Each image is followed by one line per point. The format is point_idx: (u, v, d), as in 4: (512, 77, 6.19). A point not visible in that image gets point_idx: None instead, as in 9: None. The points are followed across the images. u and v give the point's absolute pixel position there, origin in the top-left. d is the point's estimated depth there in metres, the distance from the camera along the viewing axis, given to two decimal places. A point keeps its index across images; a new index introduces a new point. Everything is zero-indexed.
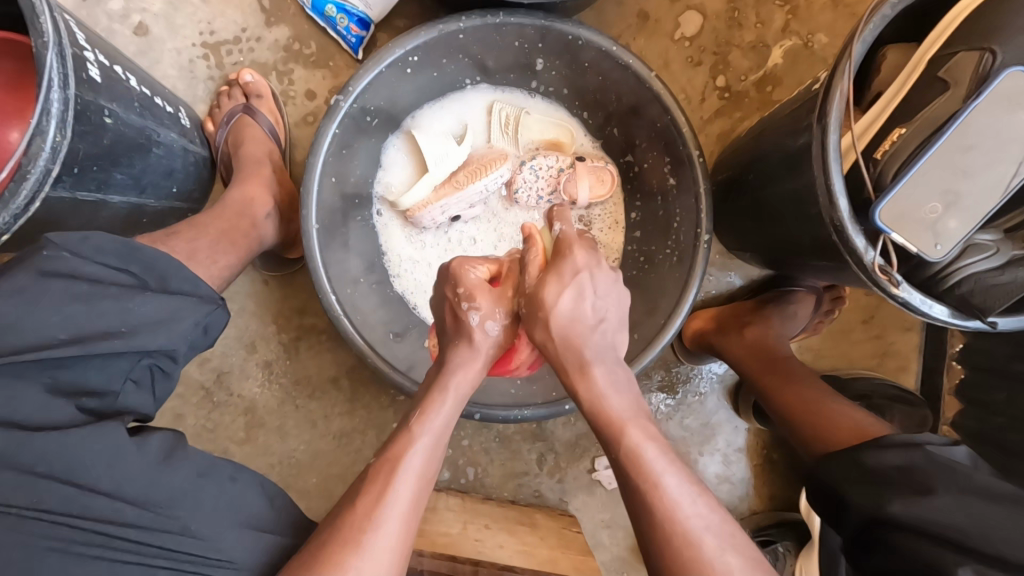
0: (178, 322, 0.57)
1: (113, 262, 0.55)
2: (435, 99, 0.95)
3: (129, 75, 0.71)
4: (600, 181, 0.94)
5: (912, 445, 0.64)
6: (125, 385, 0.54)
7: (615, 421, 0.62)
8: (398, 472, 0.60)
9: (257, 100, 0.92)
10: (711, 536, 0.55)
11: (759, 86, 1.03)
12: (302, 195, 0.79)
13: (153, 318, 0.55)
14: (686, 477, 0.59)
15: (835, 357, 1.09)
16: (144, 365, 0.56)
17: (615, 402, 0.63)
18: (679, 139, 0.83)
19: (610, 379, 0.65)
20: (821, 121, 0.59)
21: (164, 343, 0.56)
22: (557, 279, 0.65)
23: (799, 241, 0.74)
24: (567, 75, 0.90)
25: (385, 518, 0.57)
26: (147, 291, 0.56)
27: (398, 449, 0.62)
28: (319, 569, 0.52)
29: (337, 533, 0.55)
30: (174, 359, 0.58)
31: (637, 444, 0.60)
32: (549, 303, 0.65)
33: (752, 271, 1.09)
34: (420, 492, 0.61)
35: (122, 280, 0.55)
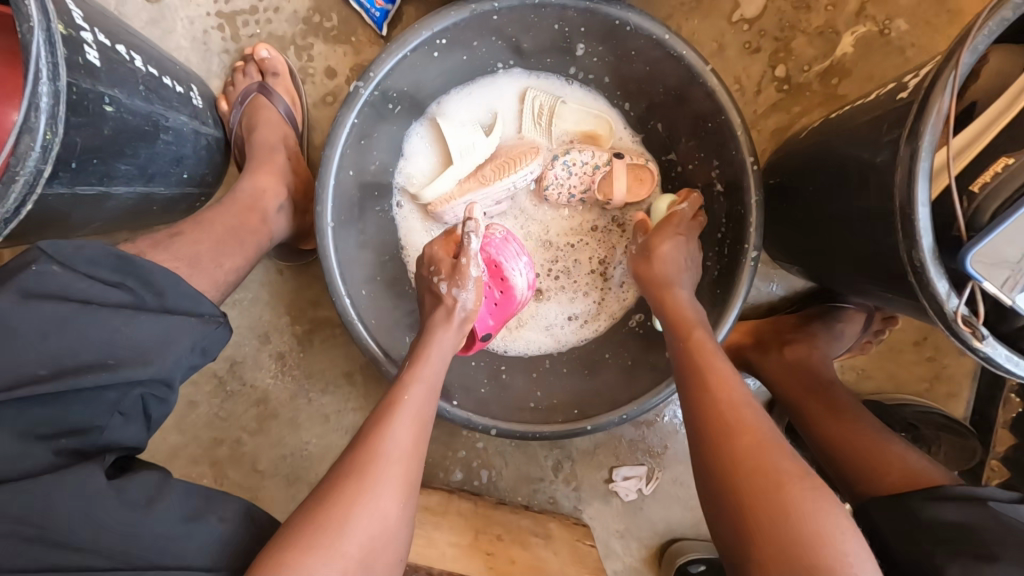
0: (174, 346, 0.52)
1: (108, 277, 0.51)
2: (464, 84, 0.87)
3: (133, 54, 0.65)
4: (638, 181, 0.87)
5: (974, 501, 0.59)
6: (112, 419, 0.49)
7: (684, 324, 0.68)
8: (400, 412, 0.62)
9: (273, 79, 0.86)
10: (761, 427, 0.56)
11: (824, 78, 0.92)
12: (318, 190, 0.73)
13: (146, 344, 0.51)
14: (736, 373, 0.62)
15: (881, 379, 1.01)
16: (135, 397, 0.51)
17: (688, 310, 0.70)
18: (732, 142, 0.74)
19: (688, 299, 0.72)
20: (910, 142, 0.51)
21: (154, 373, 0.51)
22: (665, 232, 0.77)
23: (861, 267, 0.66)
24: (610, 62, 0.82)
25: (390, 454, 0.58)
26: (140, 312, 0.52)
27: (395, 396, 0.64)
28: (337, 500, 0.54)
29: (348, 469, 0.57)
30: (170, 386, 0.53)
31: (699, 347, 0.65)
32: (654, 247, 0.77)
33: (796, 282, 1.01)
34: (421, 429, 0.63)
35: (113, 297, 0.51)
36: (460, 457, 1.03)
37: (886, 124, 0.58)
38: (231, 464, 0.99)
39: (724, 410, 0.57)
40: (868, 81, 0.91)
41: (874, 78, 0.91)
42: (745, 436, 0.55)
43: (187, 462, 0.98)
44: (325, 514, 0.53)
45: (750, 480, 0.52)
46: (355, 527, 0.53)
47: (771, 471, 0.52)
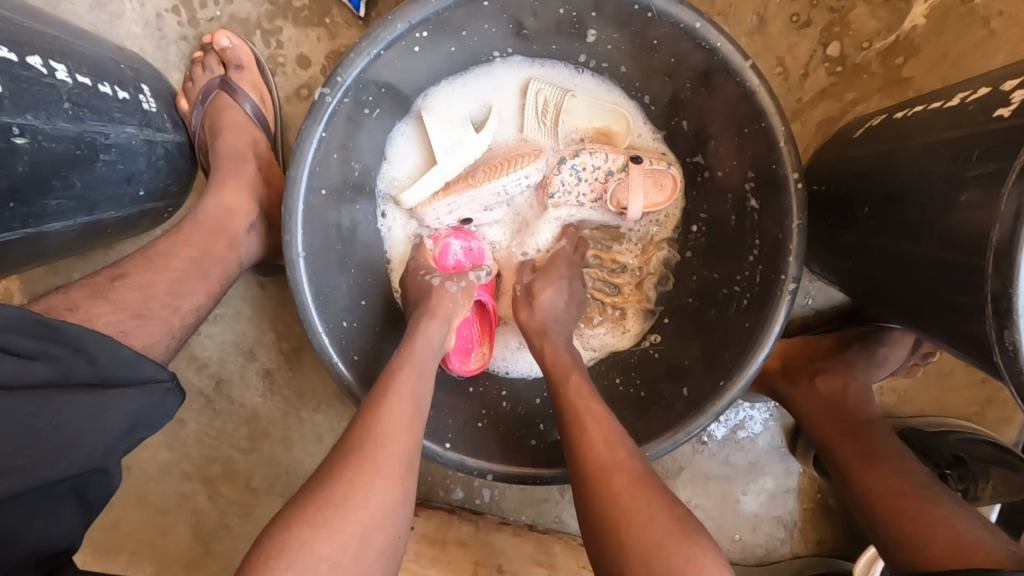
0: (106, 430, 0.46)
1: (27, 349, 0.44)
2: (456, 74, 0.75)
3: (55, 63, 0.54)
4: (657, 187, 0.75)
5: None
6: (37, 522, 0.44)
7: (561, 371, 0.63)
8: (398, 389, 0.57)
9: (237, 73, 0.75)
10: (626, 450, 0.53)
11: (885, 58, 0.77)
12: (284, 217, 0.63)
13: (71, 430, 0.45)
14: (609, 414, 0.57)
15: (924, 401, 0.91)
16: (63, 491, 0.46)
17: (564, 356, 0.65)
18: (772, 153, 0.62)
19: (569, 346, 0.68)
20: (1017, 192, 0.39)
21: (84, 465, 0.46)
22: (546, 274, 0.75)
23: (925, 315, 0.55)
24: (626, 49, 0.68)
25: (390, 434, 0.53)
26: (61, 391, 0.45)
27: (389, 374, 0.59)
28: (332, 485, 0.49)
29: (342, 452, 0.52)
30: (107, 470, 0.48)
31: (579, 386, 0.60)
32: (535, 291, 0.73)
33: (833, 295, 0.90)
34: (416, 416, 0.57)
35: (37, 372, 0.44)
36: (460, 475, 0.97)
37: (978, 152, 0.46)
38: (224, 482, 0.94)
39: (598, 455, 0.53)
40: (940, 61, 0.75)
41: (948, 58, 0.75)
42: (623, 486, 0.50)
43: (179, 479, 0.94)
44: (322, 493, 0.48)
45: (633, 538, 0.46)
46: (355, 505, 0.48)
47: (636, 508, 0.48)
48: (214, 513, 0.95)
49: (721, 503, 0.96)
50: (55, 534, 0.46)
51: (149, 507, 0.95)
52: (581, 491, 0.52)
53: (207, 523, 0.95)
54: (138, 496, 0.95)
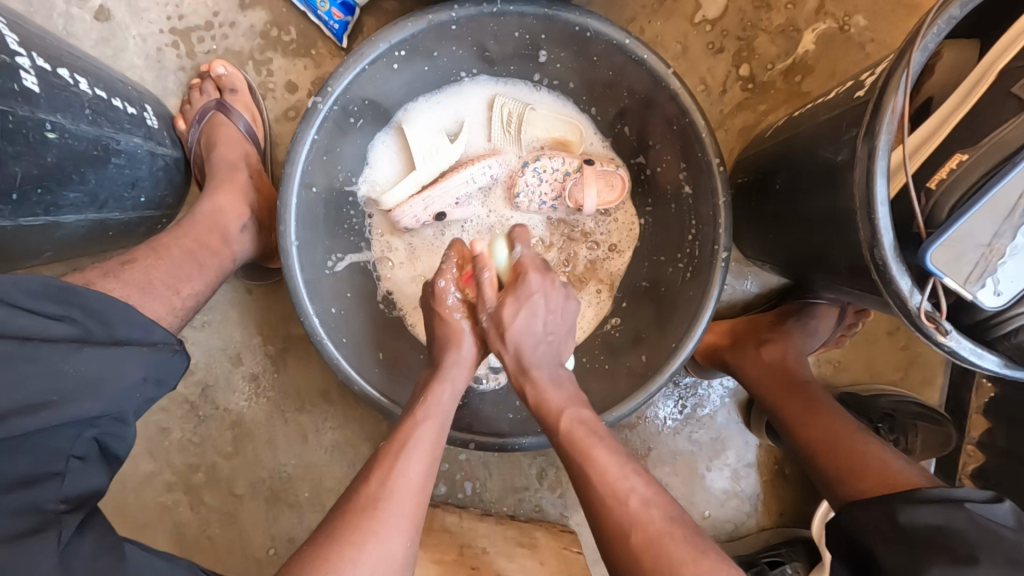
0: (122, 380, 0.50)
1: (51, 311, 0.49)
2: (430, 92, 0.86)
3: (78, 77, 0.63)
4: (609, 186, 0.86)
5: (951, 505, 0.59)
6: (69, 464, 0.48)
7: (553, 414, 0.66)
8: (413, 449, 0.63)
9: (231, 95, 0.84)
10: (633, 481, 0.59)
11: (787, 76, 0.93)
12: (279, 210, 0.70)
13: (91, 379, 0.48)
14: (617, 458, 0.61)
15: (856, 370, 1.02)
16: (88, 439, 0.49)
17: (555, 396, 0.68)
18: (698, 144, 0.74)
19: (553, 378, 0.70)
20: (867, 141, 0.51)
21: (105, 408, 0.49)
22: (519, 295, 0.72)
23: (830, 265, 0.66)
24: (574, 67, 0.81)
25: (399, 494, 0.59)
26: (85, 344, 0.49)
27: (410, 430, 0.64)
28: (342, 538, 0.55)
29: (355, 504, 0.58)
30: (124, 422, 0.52)
31: (584, 429, 0.64)
32: (507, 320, 0.72)
33: (768, 279, 1.02)
34: (428, 469, 0.63)
35: (59, 331, 0.48)
36: (442, 470, 1.01)
37: (845, 123, 0.59)
38: (208, 489, 0.95)
39: (612, 488, 0.58)
40: (829, 77, 0.92)
41: (836, 74, 0.92)
42: (638, 532, 0.55)
43: (161, 490, 0.95)
44: (334, 551, 0.54)
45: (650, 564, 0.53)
46: (364, 560, 0.54)
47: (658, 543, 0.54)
48: (196, 523, 0.95)
49: (688, 480, 1.03)
50: (81, 481, 0.49)
51: (128, 522, 0.94)
52: (598, 527, 0.58)
53: (189, 534, 0.95)
54: (117, 510, 0.94)
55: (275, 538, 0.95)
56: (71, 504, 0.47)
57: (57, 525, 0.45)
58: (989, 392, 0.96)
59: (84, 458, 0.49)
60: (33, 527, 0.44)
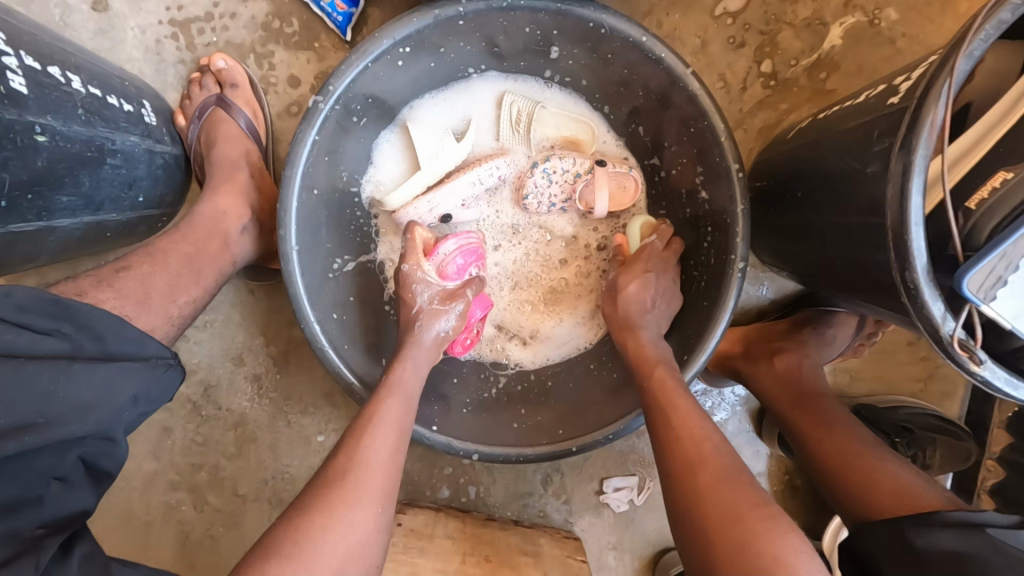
0: (114, 398, 0.48)
1: (41, 325, 0.47)
2: (437, 88, 0.83)
3: (71, 74, 0.60)
4: (621, 189, 0.84)
5: (970, 529, 0.56)
6: (50, 487, 0.46)
7: (647, 363, 0.68)
8: (382, 421, 0.62)
9: (232, 90, 0.81)
10: (707, 426, 0.59)
11: (811, 72, 0.88)
12: (280, 214, 0.68)
13: (83, 398, 0.47)
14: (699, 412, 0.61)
15: (873, 381, 0.99)
16: (73, 459, 0.47)
17: (652, 350, 0.70)
18: (716, 149, 0.70)
19: (656, 339, 0.72)
20: (901, 156, 0.47)
21: (92, 429, 0.47)
22: (632, 270, 0.77)
23: (852, 281, 0.63)
24: (587, 64, 0.78)
25: (370, 463, 0.58)
26: (76, 361, 0.48)
27: (376, 403, 0.64)
28: (314, 509, 0.54)
29: (326, 477, 0.57)
30: (111, 440, 0.50)
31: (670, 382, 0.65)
32: (625, 286, 0.76)
33: (785, 285, 0.98)
34: (397, 440, 0.62)
35: (48, 347, 0.47)
36: (446, 474, 1.00)
37: (876, 132, 0.55)
38: (210, 490, 0.95)
39: (687, 434, 0.58)
40: (857, 74, 0.87)
41: (864, 71, 0.87)
42: (701, 469, 0.55)
43: (164, 489, 0.95)
44: (306, 522, 0.53)
45: (710, 500, 0.53)
46: (335, 533, 0.53)
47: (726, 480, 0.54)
48: (199, 523, 0.95)
49: None
50: (63, 502, 0.47)
51: (132, 521, 0.94)
52: (665, 471, 0.58)
53: (192, 534, 0.95)
54: (121, 509, 0.94)
55: None
56: (49, 528, 0.46)
57: (36, 550, 0.43)
58: (1013, 405, 0.92)
59: (66, 479, 0.47)
60: (12, 554, 0.42)
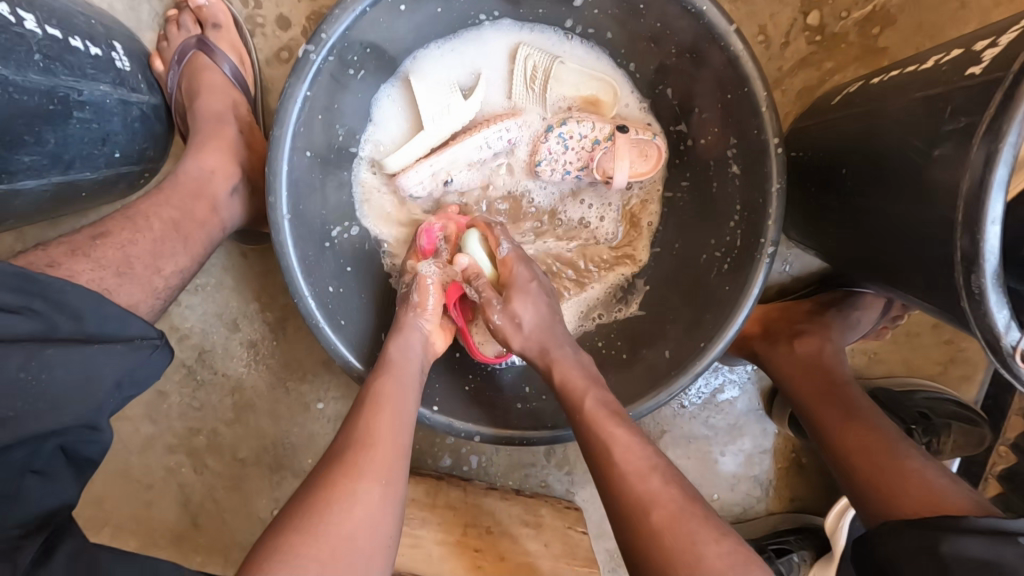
0: (92, 388, 0.43)
1: (9, 302, 0.42)
2: (445, 37, 0.74)
3: (25, 11, 0.52)
4: (642, 157, 0.76)
5: (1000, 537, 0.55)
6: (25, 481, 0.42)
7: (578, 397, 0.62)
8: (384, 398, 0.60)
9: (214, 32, 0.72)
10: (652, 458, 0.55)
11: (863, 27, 0.79)
12: (269, 179, 0.62)
13: (61, 388, 0.42)
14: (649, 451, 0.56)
15: (892, 363, 0.96)
16: (51, 449, 0.43)
17: (577, 375, 0.64)
18: (755, 119, 0.63)
19: (581, 366, 0.66)
20: (985, 143, 0.41)
21: (69, 421, 0.43)
22: (517, 285, 0.71)
23: (900, 274, 0.57)
24: (613, 13, 0.69)
25: (373, 437, 0.57)
26: (49, 344, 0.42)
27: (372, 385, 0.62)
28: (317, 489, 0.52)
29: (329, 459, 0.55)
30: (96, 429, 0.45)
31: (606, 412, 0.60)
32: (512, 308, 0.69)
33: (809, 262, 0.93)
34: (400, 419, 0.60)
35: (19, 327, 0.42)
36: (448, 443, 0.99)
37: (949, 109, 0.48)
38: (210, 454, 0.94)
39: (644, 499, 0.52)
40: (915, 31, 0.77)
41: (923, 28, 0.77)
42: (657, 512, 0.51)
43: (163, 452, 0.93)
44: (313, 496, 0.52)
45: (672, 551, 0.49)
46: (341, 513, 0.51)
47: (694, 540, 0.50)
48: (200, 486, 0.94)
49: (700, 463, 0.99)
50: (43, 497, 0.43)
51: (132, 483, 0.94)
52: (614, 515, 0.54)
53: (193, 496, 0.94)
54: (120, 470, 0.93)
55: (279, 503, 0.95)
56: (28, 528, 0.41)
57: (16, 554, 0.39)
58: None
59: (45, 472, 0.43)
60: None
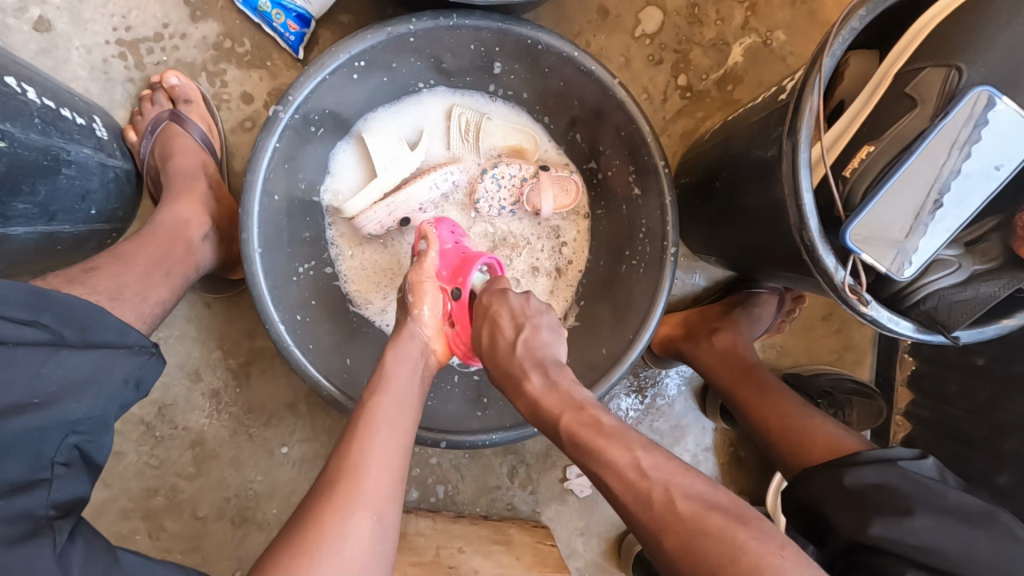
0: (103, 383, 0.49)
1: (20, 316, 0.47)
2: (390, 102, 0.89)
3: (26, 86, 0.62)
4: (564, 191, 0.91)
5: (886, 464, 0.64)
6: (54, 471, 0.46)
7: (552, 419, 0.62)
8: (376, 423, 0.62)
9: (185, 106, 0.83)
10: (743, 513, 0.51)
11: (720, 85, 1.01)
12: (242, 218, 0.70)
13: (70, 383, 0.47)
14: (624, 449, 0.56)
15: (797, 353, 1.12)
16: (69, 446, 0.48)
17: (552, 401, 0.63)
18: (644, 149, 0.80)
19: (547, 386, 0.64)
20: (791, 138, 0.57)
21: (88, 410, 0.47)
22: (479, 320, 0.71)
23: (769, 254, 0.72)
24: (526, 78, 0.86)
25: (363, 470, 0.58)
26: (64, 347, 0.48)
27: (366, 410, 0.64)
28: (310, 523, 0.55)
29: (323, 488, 0.57)
30: (104, 427, 0.50)
31: (586, 427, 0.59)
32: (477, 341, 0.71)
33: (715, 273, 1.09)
34: (396, 444, 0.62)
35: (33, 337, 0.47)
36: (414, 476, 1.01)
37: (772, 123, 0.66)
38: (167, 515, 0.91)
39: (634, 487, 0.54)
40: (757, 86, 1.01)
41: (762, 83, 1.01)
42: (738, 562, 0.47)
43: (115, 520, 0.90)
44: (305, 533, 0.54)
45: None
46: (333, 544, 0.53)
47: (659, 508, 0.52)
48: (155, 552, 0.91)
49: None
50: (67, 488, 0.47)
51: None
52: (666, 561, 0.51)
53: None
54: None
55: (242, 559, 0.92)
56: (62, 510, 0.46)
57: (51, 531, 0.44)
58: (911, 364, 1.06)
59: (68, 465, 0.48)
60: (27, 533, 0.42)
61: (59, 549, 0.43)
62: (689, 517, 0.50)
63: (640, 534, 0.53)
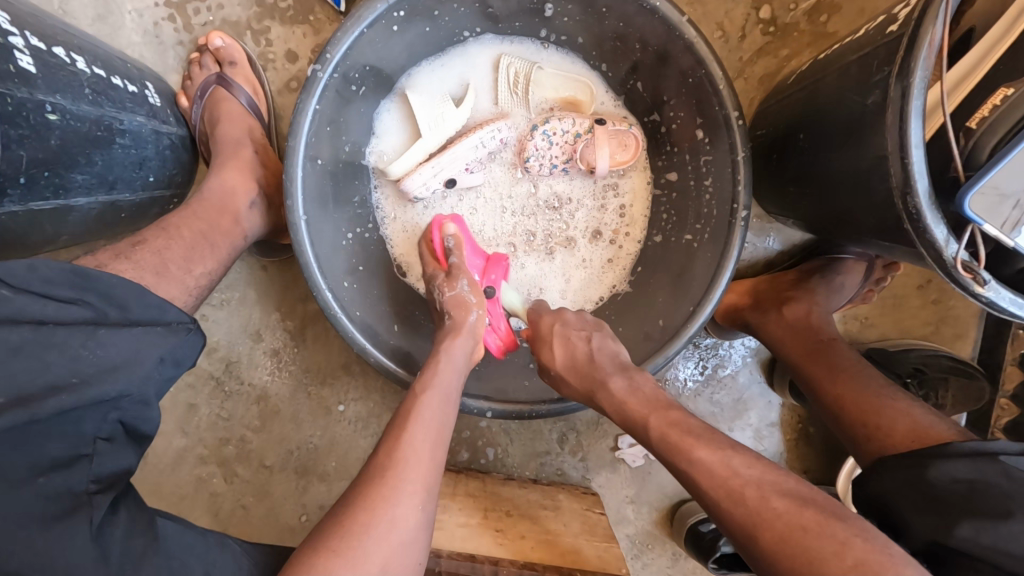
0: (142, 361, 0.50)
1: (64, 295, 0.49)
2: (434, 56, 0.84)
3: (75, 56, 0.62)
4: (622, 146, 0.84)
5: (985, 458, 0.55)
6: (97, 446, 0.48)
7: (638, 419, 0.65)
8: (420, 416, 0.62)
9: (231, 68, 0.82)
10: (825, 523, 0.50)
11: (811, 16, 0.87)
12: (286, 185, 0.69)
13: (112, 360, 0.49)
14: (713, 448, 0.58)
15: (884, 326, 1.00)
16: (113, 422, 0.50)
17: (635, 401, 0.66)
18: (715, 98, 0.70)
19: (628, 385, 0.68)
20: (902, 80, 0.47)
21: (124, 388, 0.49)
22: (545, 341, 0.75)
23: (857, 218, 0.62)
24: (581, 21, 0.77)
25: (410, 461, 0.58)
26: (102, 326, 0.50)
27: (414, 400, 0.64)
28: (360, 505, 0.54)
29: (370, 473, 0.57)
30: (145, 403, 0.52)
31: (671, 427, 0.62)
32: (548, 363, 0.75)
33: (792, 236, 0.98)
34: (437, 441, 0.62)
35: (75, 315, 0.49)
36: (464, 437, 1.03)
37: (876, 63, 0.55)
38: (239, 463, 0.98)
39: (721, 481, 0.55)
40: (858, 15, 0.86)
41: (866, 11, 0.86)
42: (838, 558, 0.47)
43: (194, 464, 0.98)
44: (353, 517, 0.53)
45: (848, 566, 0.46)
46: (375, 533, 0.53)
47: (750, 501, 0.53)
48: (230, 495, 0.98)
49: None
50: (109, 462, 0.49)
51: (165, 497, 0.98)
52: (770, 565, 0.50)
53: (224, 505, 0.98)
54: (155, 485, 0.98)
55: (307, 505, 0.99)
56: (102, 484, 0.49)
57: (89, 507, 0.46)
58: None
59: (111, 439, 0.50)
60: (66, 509, 0.45)
61: (96, 528, 0.46)
62: (789, 513, 0.51)
63: (732, 530, 0.54)
